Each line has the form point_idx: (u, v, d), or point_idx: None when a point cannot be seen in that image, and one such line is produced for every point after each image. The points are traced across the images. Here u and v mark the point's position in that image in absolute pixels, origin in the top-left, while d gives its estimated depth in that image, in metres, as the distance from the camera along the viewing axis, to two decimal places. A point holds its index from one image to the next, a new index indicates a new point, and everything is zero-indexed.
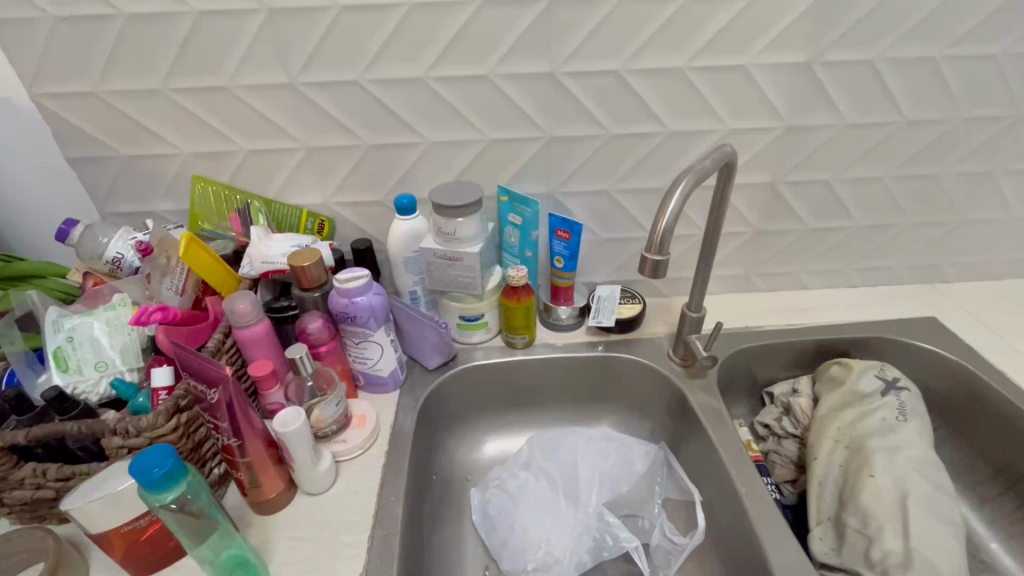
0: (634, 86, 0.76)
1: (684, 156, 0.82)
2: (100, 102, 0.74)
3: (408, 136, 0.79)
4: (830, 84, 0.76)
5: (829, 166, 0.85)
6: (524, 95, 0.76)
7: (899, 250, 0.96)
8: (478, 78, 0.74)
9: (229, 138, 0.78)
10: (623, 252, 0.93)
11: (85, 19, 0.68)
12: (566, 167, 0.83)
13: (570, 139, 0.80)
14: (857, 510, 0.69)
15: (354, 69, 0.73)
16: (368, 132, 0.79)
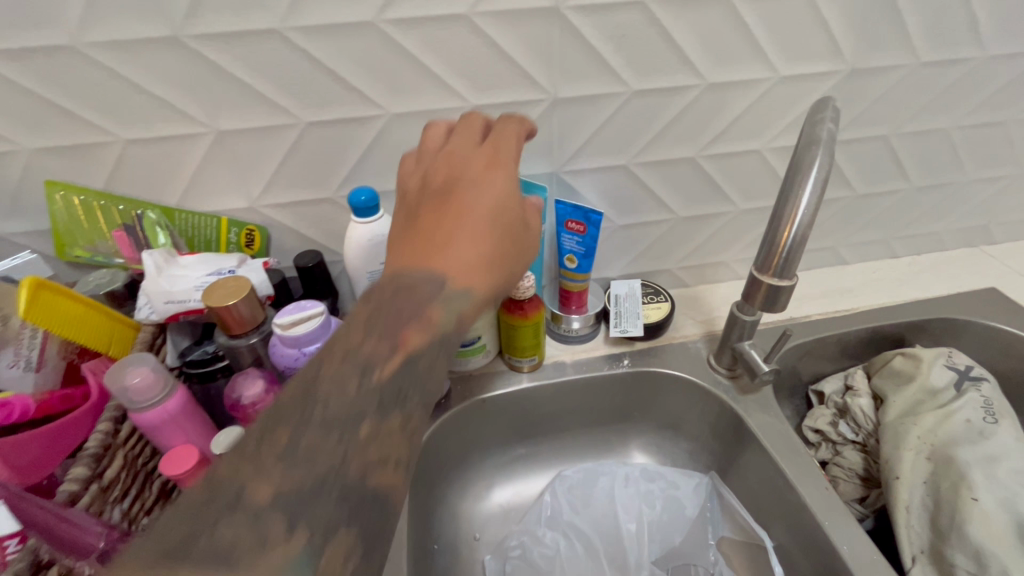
0: (663, 24, 0.56)
1: (721, 116, 0.64)
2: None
3: (361, 108, 0.57)
4: (911, 11, 0.59)
5: (890, 119, 0.69)
6: (518, 42, 0.55)
7: (952, 212, 0.82)
8: (455, 18, 0.52)
9: (93, 125, 0.53)
10: (641, 240, 0.75)
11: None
12: (574, 139, 0.63)
13: (579, 101, 0.60)
14: (965, 546, 0.57)
15: (268, 13, 0.49)
16: (301, 104, 0.56)
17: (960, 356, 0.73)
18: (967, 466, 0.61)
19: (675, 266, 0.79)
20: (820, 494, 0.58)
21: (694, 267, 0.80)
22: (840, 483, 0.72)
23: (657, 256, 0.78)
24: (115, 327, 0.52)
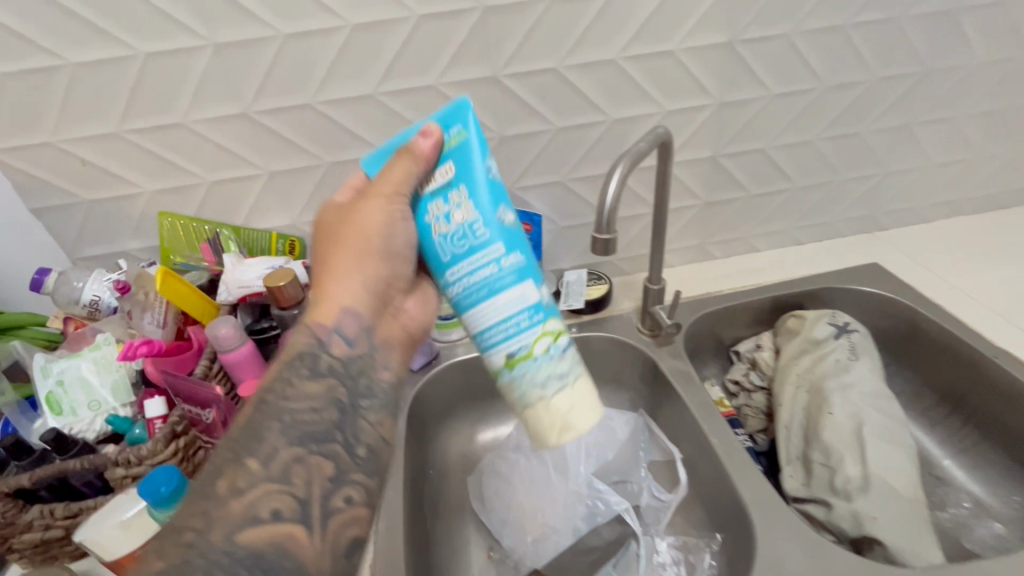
0: (573, 81, 0.80)
1: (627, 143, 0.88)
2: (54, 150, 0.77)
3: (364, 146, 0.82)
4: (753, 59, 0.83)
5: (763, 136, 0.91)
6: (468, 98, 0.80)
7: (840, 202, 1.02)
8: (425, 86, 0.78)
9: (190, 171, 0.81)
10: (582, 236, 0.98)
11: (34, 72, 0.71)
12: (521, 162, 0.87)
13: (519, 135, 0.84)
14: (820, 445, 0.75)
15: (305, 93, 0.77)
16: (324, 149, 0.82)
17: (842, 316, 0.92)
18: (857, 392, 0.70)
19: (615, 257, 1.01)
20: (706, 413, 0.79)
21: (628, 255, 1.02)
22: (748, 418, 0.90)
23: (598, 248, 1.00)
24: (205, 305, 0.78)
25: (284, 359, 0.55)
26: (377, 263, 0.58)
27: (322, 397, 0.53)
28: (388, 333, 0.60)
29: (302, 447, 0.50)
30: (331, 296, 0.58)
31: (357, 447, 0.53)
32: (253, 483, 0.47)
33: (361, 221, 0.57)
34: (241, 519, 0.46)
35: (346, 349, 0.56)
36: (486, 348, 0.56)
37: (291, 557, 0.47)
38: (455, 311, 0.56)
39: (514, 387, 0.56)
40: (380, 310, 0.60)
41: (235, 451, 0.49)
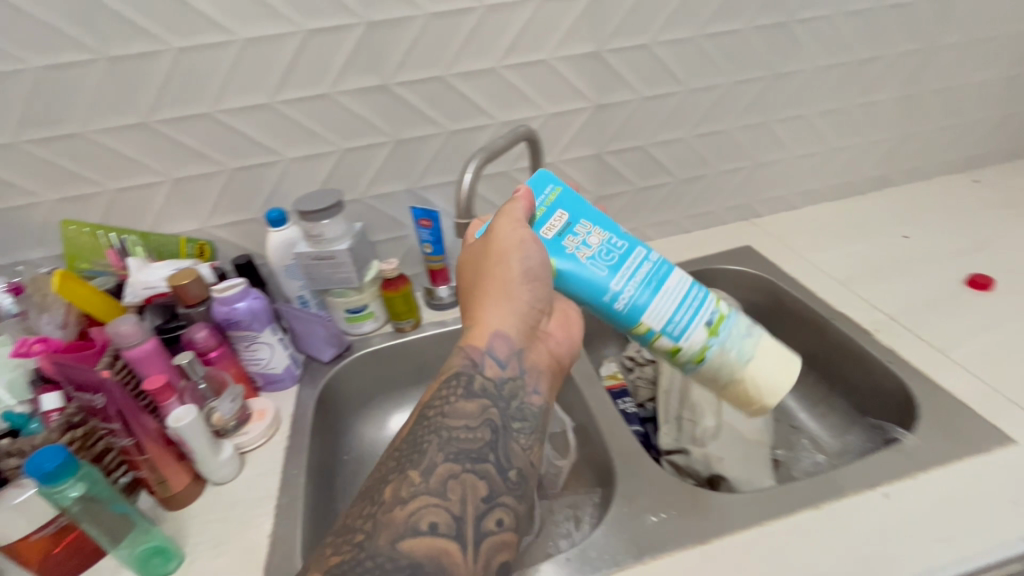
0: (763, 41, 0.77)
1: (779, 105, 0.84)
2: (212, 122, 0.65)
3: (576, 102, 0.74)
4: (937, 48, 0.86)
5: (931, 136, 0.95)
6: (675, 58, 0.75)
7: (996, 139, 0.98)
8: (640, 46, 0.72)
9: (375, 127, 0.70)
10: (754, 186, 0.92)
11: (205, 47, 0.60)
12: (691, 147, 0.84)
13: (703, 104, 0.80)
14: None
15: (448, 41, 0.66)
16: (547, 100, 0.73)
17: None
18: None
19: None
20: None
21: (791, 222, 0.94)
22: None
23: (773, 244, 0.88)
24: None
25: (439, 380, 0.47)
26: (527, 295, 0.50)
27: (477, 417, 0.45)
28: (539, 358, 0.52)
29: (457, 463, 0.42)
30: (482, 320, 0.50)
31: (508, 470, 0.43)
32: (412, 493, 0.39)
33: (491, 255, 0.49)
34: (399, 528, 0.38)
35: (496, 372, 0.48)
36: (681, 339, 0.47)
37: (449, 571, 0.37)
38: (639, 320, 0.47)
39: (724, 358, 0.48)
40: (528, 334, 0.51)
41: (394, 459, 0.42)
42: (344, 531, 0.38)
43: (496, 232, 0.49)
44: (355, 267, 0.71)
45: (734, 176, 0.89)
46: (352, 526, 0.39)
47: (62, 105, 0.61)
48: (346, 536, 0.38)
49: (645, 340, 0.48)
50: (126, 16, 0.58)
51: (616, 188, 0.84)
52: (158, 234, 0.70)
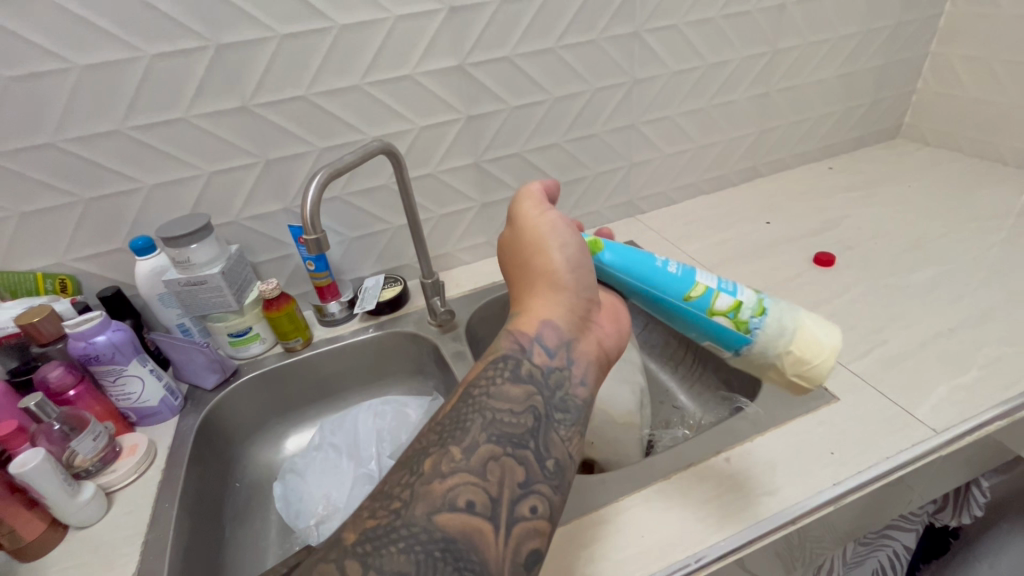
0: (616, 53, 0.83)
1: (643, 108, 0.90)
2: (59, 153, 0.62)
3: (447, 115, 0.77)
4: (778, 56, 0.95)
5: (786, 132, 1.05)
6: (537, 70, 0.79)
7: (838, 132, 1.10)
8: (501, 59, 0.76)
9: (243, 151, 0.70)
10: (631, 184, 0.97)
11: (38, 76, 0.58)
12: (564, 153, 0.88)
13: (568, 113, 0.85)
14: None
15: (313, 68, 0.68)
16: (417, 113, 0.76)
17: None
18: (974, 384, 0.60)
19: None
20: None
21: (669, 216, 1.01)
22: None
23: (651, 239, 0.94)
24: None
25: (482, 361, 0.46)
26: (568, 279, 0.50)
27: (523, 403, 0.43)
28: (586, 348, 0.49)
29: (499, 445, 0.40)
30: (532, 308, 0.49)
31: (546, 458, 0.42)
32: (455, 468, 0.38)
33: (530, 251, 0.52)
34: (439, 501, 0.37)
35: (546, 360, 0.46)
36: (733, 295, 0.52)
37: (475, 554, 0.36)
38: (690, 285, 0.52)
39: (780, 311, 0.52)
40: (575, 322, 0.49)
41: (440, 434, 0.40)
42: (387, 497, 0.37)
43: (526, 225, 0.53)
44: (232, 289, 0.70)
45: (611, 177, 0.95)
46: (392, 493, 0.37)
47: None
48: (387, 503, 0.37)
49: (703, 307, 0.52)
50: None
51: (500, 196, 0.88)
52: (8, 272, 0.66)
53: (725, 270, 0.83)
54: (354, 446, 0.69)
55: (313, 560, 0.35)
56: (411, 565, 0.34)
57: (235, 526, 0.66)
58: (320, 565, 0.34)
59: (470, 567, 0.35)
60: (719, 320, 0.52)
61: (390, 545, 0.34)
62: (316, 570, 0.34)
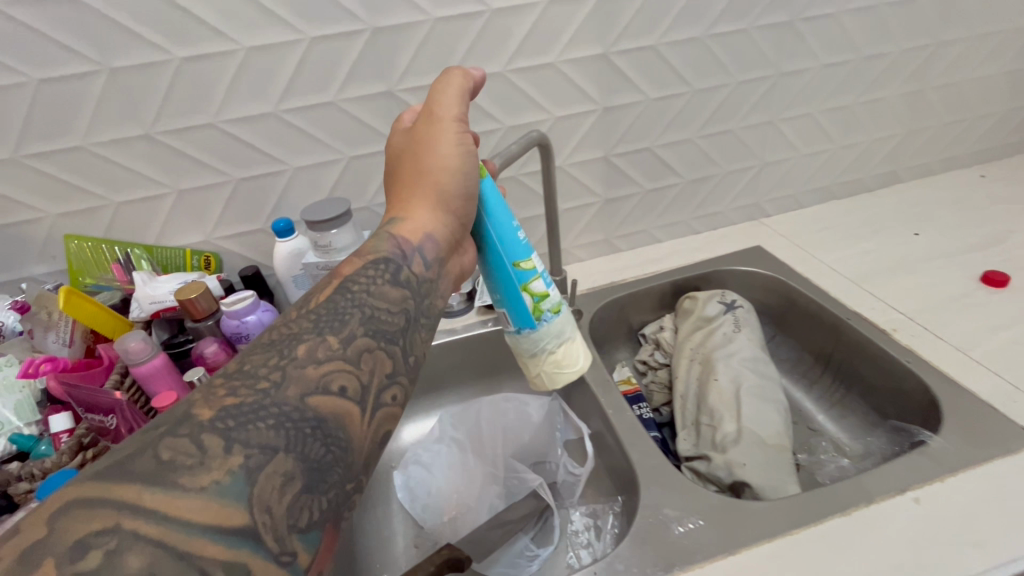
0: (766, 42, 0.76)
1: (785, 104, 0.83)
2: (217, 133, 0.64)
3: (584, 106, 0.74)
4: (941, 47, 0.85)
5: (937, 133, 0.94)
6: (681, 60, 0.74)
7: (996, 137, 0.98)
8: (646, 48, 0.72)
9: (383, 136, 0.69)
10: (760, 185, 0.91)
11: (207, 57, 0.59)
12: (695, 149, 0.83)
13: (706, 108, 0.79)
14: None
15: (459, 53, 0.66)
16: (554, 103, 0.73)
17: None
18: None
19: None
20: None
21: (798, 221, 0.93)
22: None
23: (780, 245, 0.88)
24: None
25: (361, 259, 0.43)
26: (459, 202, 0.47)
27: (400, 305, 0.41)
28: (454, 269, 0.48)
29: (375, 338, 0.38)
30: (416, 216, 0.46)
31: (410, 354, 0.40)
32: (330, 355, 0.36)
33: (431, 161, 0.47)
34: (312, 384, 0.34)
35: (422, 270, 0.45)
36: (547, 286, 0.50)
37: (343, 434, 0.34)
38: (523, 256, 0.49)
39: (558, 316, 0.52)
40: (453, 243, 0.48)
41: (313, 321, 0.38)
42: (249, 377, 0.33)
43: (429, 131, 0.48)
44: None
45: (741, 176, 0.89)
46: (255, 373, 0.34)
47: (66, 115, 0.59)
48: (247, 381, 0.33)
49: (519, 280, 0.49)
50: (125, 24, 0.56)
51: (624, 191, 0.84)
52: (162, 247, 0.69)
53: (875, 284, 0.76)
54: (478, 442, 0.69)
55: (154, 437, 0.30)
56: (279, 440, 0.31)
57: (362, 511, 0.66)
58: (165, 440, 0.30)
59: (338, 445, 0.34)
60: (524, 297, 0.49)
61: (256, 421, 0.31)
62: (161, 446, 0.29)
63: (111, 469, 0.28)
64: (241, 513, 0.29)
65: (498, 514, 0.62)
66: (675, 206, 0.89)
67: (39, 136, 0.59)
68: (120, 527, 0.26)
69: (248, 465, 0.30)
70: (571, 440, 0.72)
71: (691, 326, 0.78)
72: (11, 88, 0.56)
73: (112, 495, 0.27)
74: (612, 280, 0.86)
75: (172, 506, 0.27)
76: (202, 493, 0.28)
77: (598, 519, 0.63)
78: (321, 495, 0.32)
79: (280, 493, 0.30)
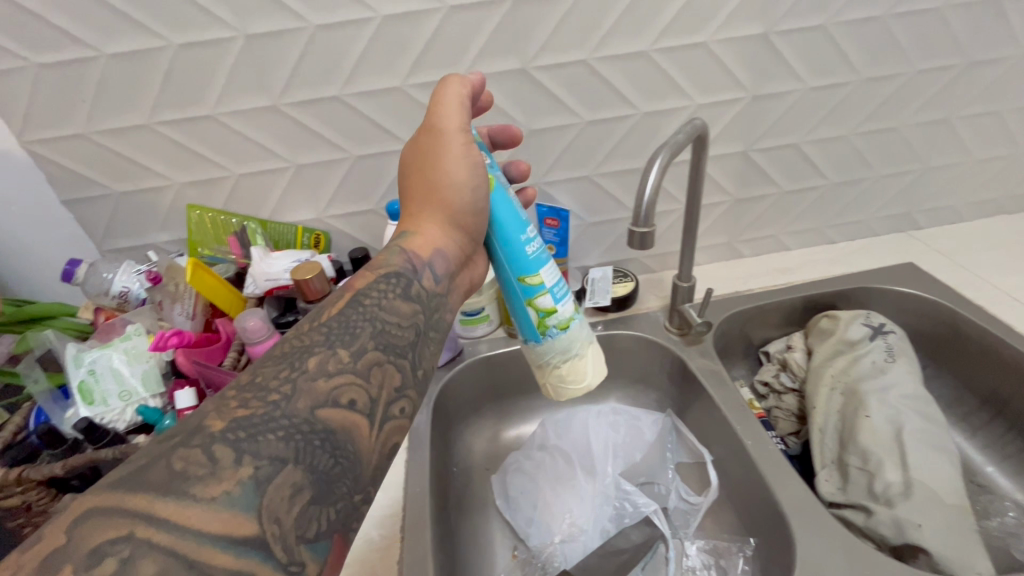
0: (959, 25, 0.64)
1: (964, 99, 0.71)
2: (341, 107, 0.61)
3: (732, 93, 0.66)
4: None
5: None
6: (851, 43, 0.64)
7: None
8: (815, 27, 0.62)
9: (508, 117, 0.64)
10: (917, 193, 0.79)
11: (341, 26, 0.56)
12: (849, 147, 0.73)
13: (870, 100, 0.69)
14: None
15: (603, 27, 0.59)
16: (698, 89, 0.65)
17: None
18: None
19: None
20: None
21: (958, 236, 0.81)
22: None
23: (937, 263, 0.76)
24: None
25: (371, 272, 0.40)
26: (470, 218, 0.44)
27: (410, 320, 0.39)
28: (462, 284, 0.46)
29: (385, 351, 0.35)
30: (425, 231, 0.44)
31: (419, 367, 0.37)
32: (341, 367, 0.33)
33: (436, 176, 0.43)
34: (323, 396, 0.31)
35: (433, 285, 0.42)
36: (557, 301, 0.46)
37: (352, 446, 0.31)
38: (531, 271, 0.45)
39: (568, 332, 0.47)
40: (463, 259, 0.45)
41: (325, 334, 0.35)
42: (259, 389, 0.31)
43: (429, 143, 0.44)
44: None
45: (896, 181, 0.77)
46: (266, 385, 0.31)
47: (199, 83, 0.57)
48: (259, 394, 0.30)
49: (525, 294, 0.46)
50: None
51: (759, 191, 0.75)
52: (275, 223, 0.68)
53: None
54: (586, 457, 0.64)
55: (166, 447, 0.27)
56: (290, 451, 0.29)
57: (460, 514, 0.63)
58: (177, 450, 0.27)
59: (345, 459, 0.31)
60: (529, 311, 0.46)
61: (265, 432, 0.29)
62: (173, 456, 0.26)
63: (124, 476, 0.26)
64: (251, 524, 0.26)
65: (611, 541, 0.57)
66: (812, 211, 0.79)
67: (173, 103, 0.58)
68: (133, 537, 0.24)
69: (258, 475, 0.27)
70: (685, 463, 0.65)
71: (831, 350, 0.68)
72: (151, 52, 0.55)
73: (126, 504, 0.24)
74: (735, 289, 0.77)
75: (183, 516, 0.25)
76: (213, 504, 0.26)
77: (721, 559, 0.56)
78: (330, 505, 0.29)
79: (290, 504, 0.28)
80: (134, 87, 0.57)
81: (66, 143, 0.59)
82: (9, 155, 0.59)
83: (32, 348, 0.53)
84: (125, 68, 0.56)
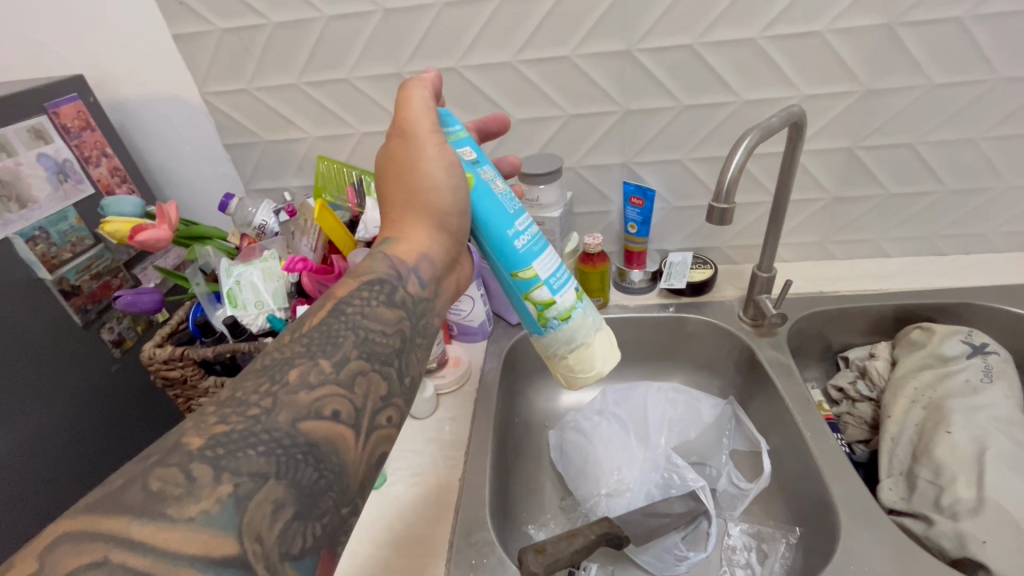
0: None
1: None
2: (456, 78, 0.67)
3: (843, 86, 0.64)
4: None
5: None
6: (991, 39, 0.59)
7: None
8: (949, 20, 0.59)
9: (607, 97, 0.67)
10: None
11: (465, 3, 0.62)
12: (974, 152, 0.67)
13: (1006, 103, 0.63)
14: None
15: (713, 12, 0.60)
16: (806, 81, 0.64)
17: None
18: None
19: None
20: None
21: None
22: None
23: None
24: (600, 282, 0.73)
25: (354, 280, 0.41)
26: (450, 219, 0.44)
27: (394, 326, 0.39)
28: (449, 286, 0.46)
29: (369, 360, 0.36)
30: (409, 236, 0.44)
31: (406, 375, 0.38)
32: (323, 380, 0.34)
33: (414, 180, 0.43)
34: (304, 409, 0.32)
35: (418, 290, 0.42)
36: (554, 292, 0.47)
37: (336, 459, 0.32)
38: (523, 266, 0.45)
39: (572, 322, 0.48)
40: (450, 260, 0.45)
41: (306, 345, 0.35)
42: (238, 404, 0.31)
43: (401, 147, 0.44)
44: (560, 236, 0.71)
45: None
46: (246, 400, 0.32)
47: (341, 51, 0.67)
48: (238, 408, 0.31)
49: (521, 288, 0.46)
50: None
51: (860, 191, 0.72)
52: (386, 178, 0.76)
53: None
54: (643, 426, 0.67)
55: (142, 468, 0.28)
56: (270, 466, 0.30)
57: (516, 458, 0.68)
58: (155, 470, 0.28)
59: (330, 471, 0.32)
60: (526, 305, 0.47)
61: (245, 448, 0.29)
62: (150, 477, 0.28)
63: (100, 500, 0.26)
64: (231, 543, 0.27)
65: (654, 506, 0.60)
66: (921, 218, 0.74)
67: (318, 67, 0.68)
68: (107, 561, 0.24)
69: (238, 492, 0.28)
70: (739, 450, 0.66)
71: (918, 363, 0.65)
72: (307, 22, 0.65)
73: (101, 527, 0.25)
74: (820, 289, 0.75)
75: (159, 538, 0.26)
76: (189, 524, 0.26)
77: (763, 542, 0.57)
78: (315, 520, 0.30)
79: (271, 520, 0.29)
80: (290, 51, 0.67)
81: (233, 96, 0.71)
82: (191, 105, 0.73)
83: (197, 259, 0.66)
84: (286, 35, 0.66)
